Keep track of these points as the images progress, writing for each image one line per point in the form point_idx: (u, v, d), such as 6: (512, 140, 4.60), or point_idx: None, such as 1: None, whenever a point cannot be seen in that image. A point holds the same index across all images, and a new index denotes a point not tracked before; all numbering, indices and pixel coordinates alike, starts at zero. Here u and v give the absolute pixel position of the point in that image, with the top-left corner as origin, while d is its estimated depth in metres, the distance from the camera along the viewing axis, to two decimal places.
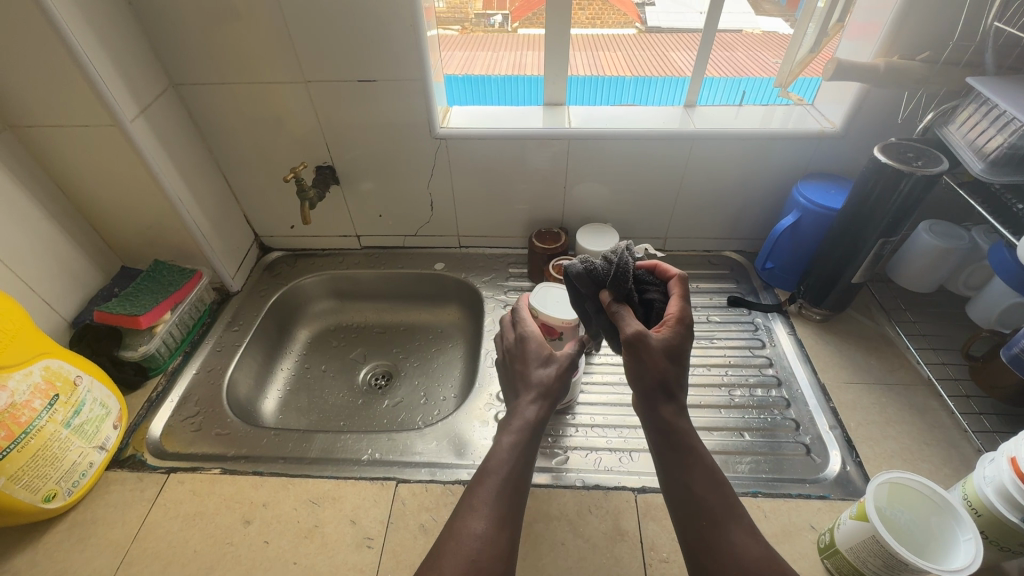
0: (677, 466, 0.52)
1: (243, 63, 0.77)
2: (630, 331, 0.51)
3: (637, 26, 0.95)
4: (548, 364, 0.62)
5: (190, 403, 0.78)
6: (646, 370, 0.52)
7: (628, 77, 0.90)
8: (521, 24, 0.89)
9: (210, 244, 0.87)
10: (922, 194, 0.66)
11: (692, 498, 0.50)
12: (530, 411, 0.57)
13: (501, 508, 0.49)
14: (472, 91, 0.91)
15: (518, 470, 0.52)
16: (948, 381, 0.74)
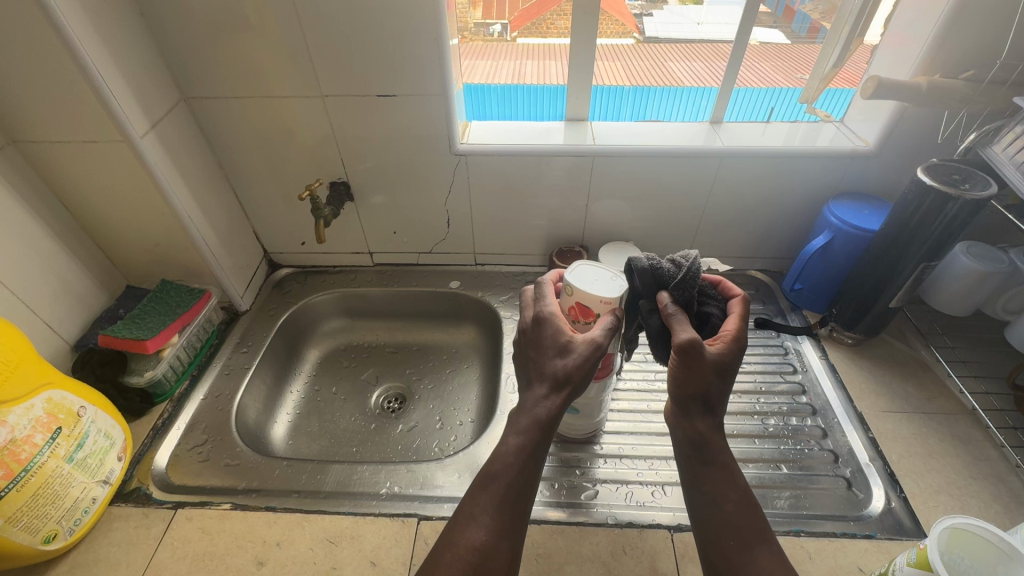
0: (709, 481, 0.53)
1: (259, 77, 0.74)
2: (685, 336, 0.49)
3: (635, 36, 0.85)
4: (566, 355, 0.52)
5: (197, 430, 0.74)
6: (691, 380, 0.51)
7: (628, 86, 0.86)
8: (521, 33, 0.84)
9: (219, 263, 0.84)
10: (969, 218, 0.64)
11: (721, 515, 0.51)
12: (541, 407, 0.52)
13: (502, 517, 0.49)
14: (474, 103, 0.88)
15: (524, 476, 0.51)
16: (993, 412, 0.71)
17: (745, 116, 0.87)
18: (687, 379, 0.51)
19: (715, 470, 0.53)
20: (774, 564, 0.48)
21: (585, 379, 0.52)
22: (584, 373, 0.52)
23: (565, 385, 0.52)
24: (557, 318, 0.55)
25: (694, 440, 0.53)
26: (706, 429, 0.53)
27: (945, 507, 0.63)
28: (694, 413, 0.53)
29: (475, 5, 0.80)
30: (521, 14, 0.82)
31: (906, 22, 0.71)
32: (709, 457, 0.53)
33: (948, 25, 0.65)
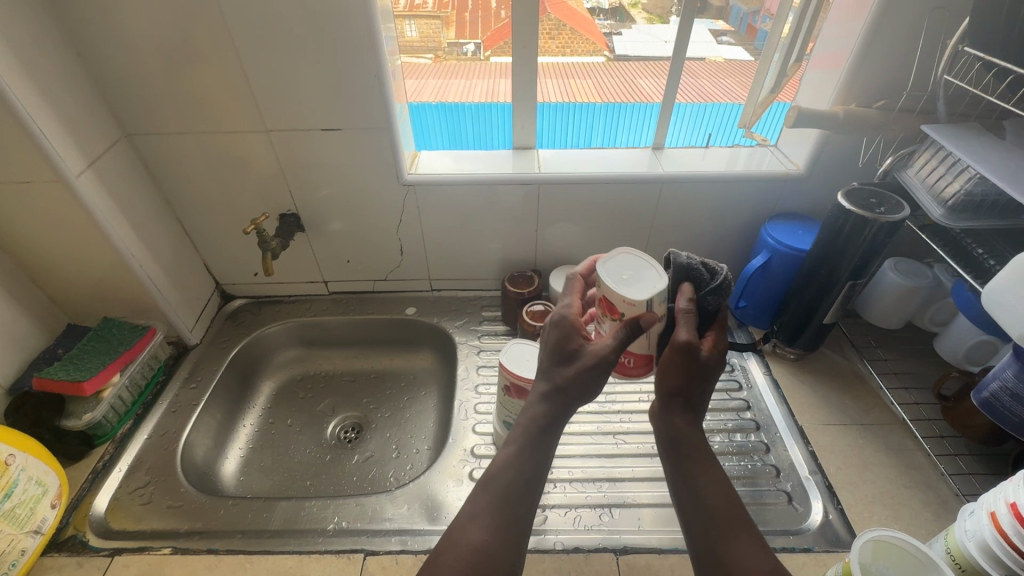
0: (692, 478, 0.53)
1: (203, 112, 0.74)
2: (683, 338, 0.49)
3: (605, 54, 0.87)
4: (570, 361, 0.53)
5: (140, 471, 0.73)
6: (675, 376, 0.52)
7: (598, 103, 0.86)
8: (494, 53, 0.82)
9: (166, 298, 0.83)
10: (887, 238, 0.68)
11: (703, 509, 0.51)
12: (536, 410, 0.54)
13: (503, 518, 0.48)
14: (448, 125, 0.89)
15: (527, 477, 0.51)
16: (922, 421, 0.74)
17: (687, 142, 0.90)
18: (672, 375, 0.52)
19: (694, 466, 0.53)
20: (754, 549, 0.47)
21: (583, 391, 0.53)
22: (585, 382, 0.52)
23: (565, 393, 0.52)
24: (570, 321, 0.55)
25: (673, 440, 0.54)
26: (684, 428, 0.54)
27: (879, 516, 0.65)
28: (674, 412, 0.54)
29: (448, 24, 0.81)
30: (493, 33, 0.79)
31: (834, 40, 0.73)
32: (688, 455, 0.54)
33: (858, 58, 0.69)
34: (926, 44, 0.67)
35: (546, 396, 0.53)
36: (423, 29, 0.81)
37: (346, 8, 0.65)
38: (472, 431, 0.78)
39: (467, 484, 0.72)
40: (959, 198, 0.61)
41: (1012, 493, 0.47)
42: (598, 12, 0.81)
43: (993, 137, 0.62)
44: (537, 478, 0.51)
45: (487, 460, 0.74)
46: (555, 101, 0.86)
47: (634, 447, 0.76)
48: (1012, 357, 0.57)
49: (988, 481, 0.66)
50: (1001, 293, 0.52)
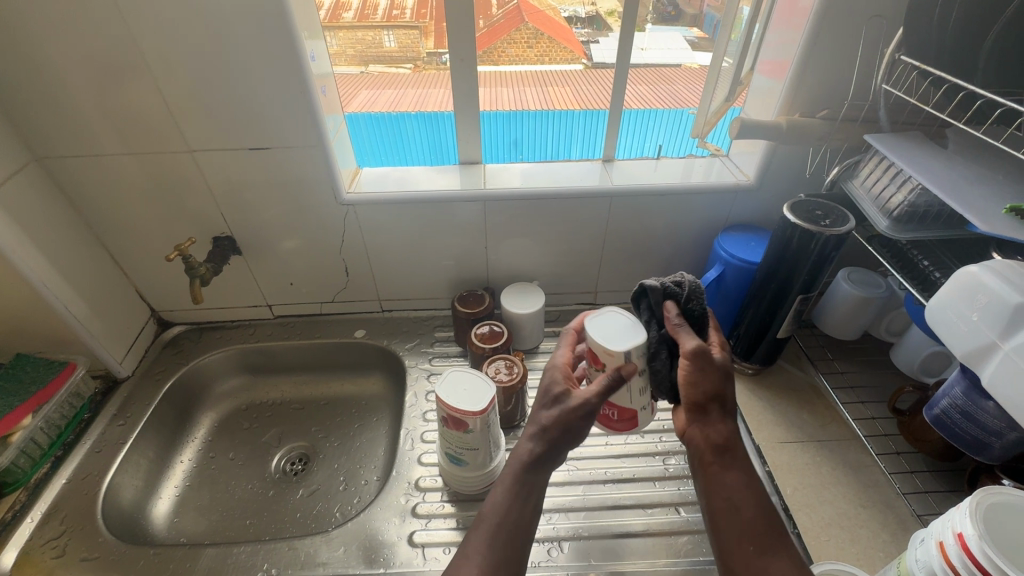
0: (722, 488, 0.50)
1: (122, 134, 0.70)
2: (692, 344, 0.50)
3: (583, 62, 0.81)
4: (556, 405, 0.53)
5: (55, 520, 0.67)
6: (705, 380, 0.51)
7: (577, 111, 0.84)
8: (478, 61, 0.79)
9: (90, 330, 0.78)
10: (834, 251, 0.66)
11: (738, 521, 0.48)
12: (523, 447, 0.53)
13: (496, 557, 0.47)
14: (429, 136, 0.85)
15: (524, 515, 0.50)
16: (876, 437, 0.72)
17: (638, 153, 0.88)
18: (700, 382, 0.51)
19: (731, 474, 0.50)
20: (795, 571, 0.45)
21: (569, 432, 0.52)
22: (569, 427, 0.52)
23: (550, 434, 0.52)
24: (559, 368, 0.55)
25: (718, 445, 0.51)
26: (727, 434, 0.51)
27: (836, 540, 0.63)
28: (712, 414, 0.51)
29: (425, 35, 0.78)
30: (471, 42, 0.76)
31: (775, 48, 0.73)
32: (729, 461, 0.51)
33: (799, 68, 0.68)
34: (864, 54, 0.67)
35: (534, 437, 0.53)
36: (400, 39, 0.80)
37: (266, 24, 0.62)
38: (418, 462, 0.74)
39: (412, 519, 0.68)
40: (903, 209, 0.59)
41: (958, 522, 0.45)
42: (575, 19, 0.79)
43: (934, 146, 0.61)
44: (527, 517, 0.50)
45: (432, 493, 0.71)
46: (535, 109, 0.83)
47: (587, 473, 0.72)
48: (960, 374, 0.55)
49: (945, 498, 0.64)
50: (943, 310, 0.51)
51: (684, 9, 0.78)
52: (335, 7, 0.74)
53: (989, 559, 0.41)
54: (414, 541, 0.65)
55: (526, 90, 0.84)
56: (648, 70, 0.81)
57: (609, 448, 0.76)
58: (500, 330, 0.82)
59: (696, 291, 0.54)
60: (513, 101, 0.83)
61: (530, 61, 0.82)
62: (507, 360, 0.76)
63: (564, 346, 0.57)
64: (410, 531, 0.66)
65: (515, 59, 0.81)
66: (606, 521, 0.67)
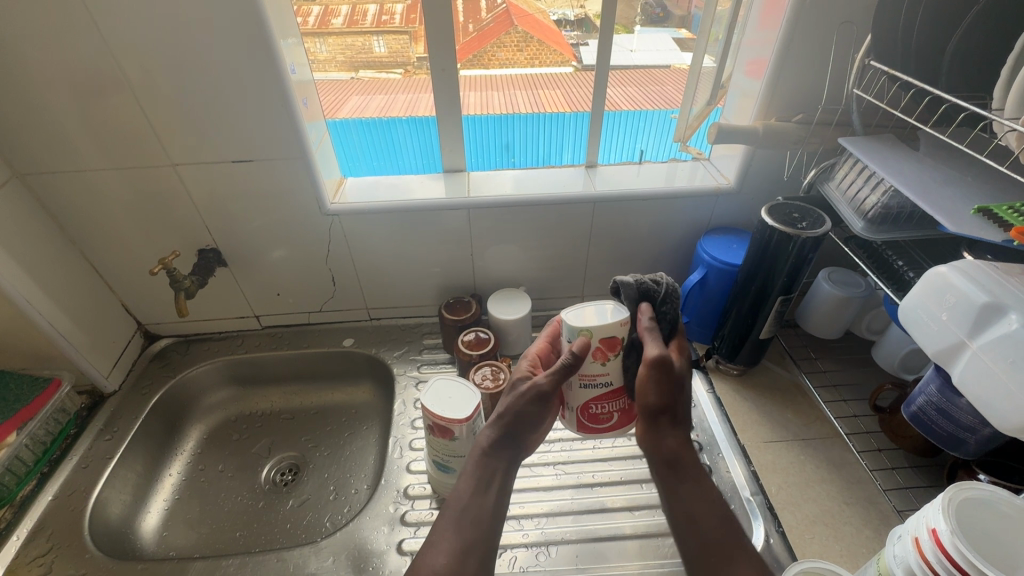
0: (681, 498, 0.51)
1: (103, 149, 0.70)
2: (654, 352, 0.49)
3: (574, 65, 0.82)
4: (513, 391, 0.55)
5: (41, 537, 0.67)
6: (656, 392, 0.50)
7: (568, 113, 0.84)
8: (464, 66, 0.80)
9: (74, 345, 0.78)
10: (812, 252, 0.67)
11: (698, 531, 0.49)
12: (485, 436, 0.54)
13: (461, 541, 0.49)
14: (419, 139, 0.86)
15: (488, 499, 0.51)
16: (858, 435, 0.72)
17: (620, 157, 0.90)
18: (653, 394, 0.50)
19: (689, 485, 0.51)
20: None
21: (523, 416, 0.53)
22: (519, 413, 0.53)
23: (505, 420, 0.53)
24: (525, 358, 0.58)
25: (668, 458, 0.51)
26: (677, 447, 0.51)
27: (820, 538, 0.64)
28: (664, 430, 0.51)
29: (414, 39, 0.77)
30: (462, 47, 0.77)
31: (756, 50, 0.73)
32: (682, 474, 0.51)
33: (774, 73, 0.70)
34: (836, 60, 0.68)
35: (493, 423, 0.54)
36: (392, 45, 0.80)
37: (246, 38, 0.63)
38: (407, 470, 0.75)
39: (401, 527, 0.68)
40: (876, 210, 0.61)
41: (933, 518, 0.45)
42: (565, 23, 0.79)
43: (906, 148, 0.62)
44: (490, 503, 0.51)
45: (421, 501, 0.71)
46: (526, 113, 0.84)
47: (575, 477, 0.73)
48: (934, 371, 0.56)
49: (925, 494, 0.65)
50: (914, 309, 0.52)
51: (672, 11, 0.80)
52: (324, 14, 0.75)
53: (962, 555, 0.42)
54: (403, 549, 0.66)
55: (517, 93, 0.85)
56: (639, 72, 0.84)
57: (597, 451, 0.76)
58: (486, 336, 0.83)
59: (671, 294, 0.55)
60: (505, 106, 0.84)
61: (521, 63, 0.84)
62: (494, 366, 0.77)
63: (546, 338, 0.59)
64: (398, 539, 0.67)
65: (507, 63, 0.83)
66: (594, 525, 0.67)
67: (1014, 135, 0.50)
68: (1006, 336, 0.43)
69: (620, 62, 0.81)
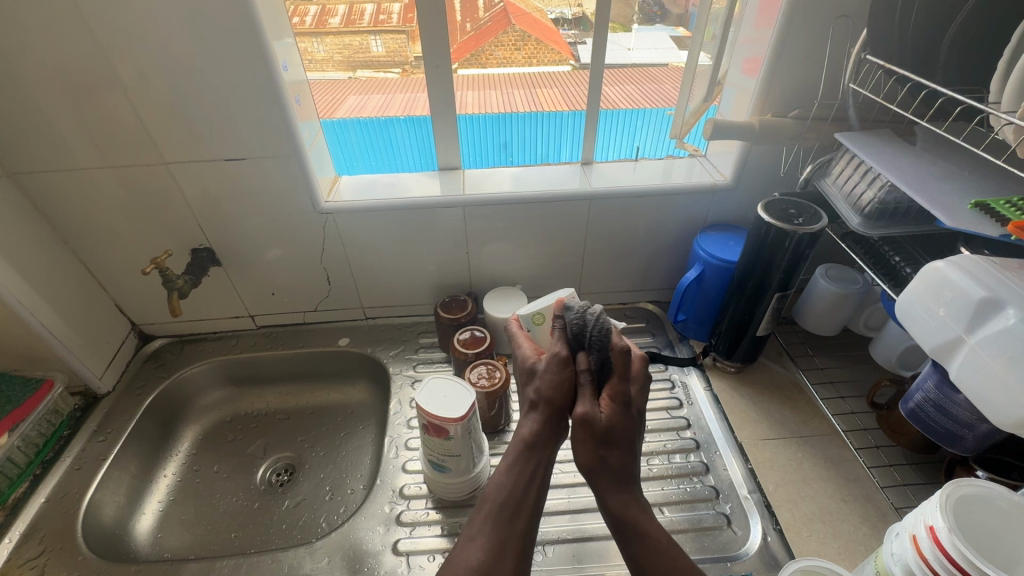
0: (637, 561, 0.48)
1: (94, 148, 0.70)
2: (579, 412, 0.50)
3: (571, 64, 0.81)
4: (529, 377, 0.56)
5: (34, 539, 0.67)
6: (584, 450, 0.50)
7: (566, 112, 0.84)
8: (461, 65, 0.79)
9: (67, 347, 0.77)
10: (809, 248, 0.67)
11: None
12: (526, 426, 0.53)
13: (500, 535, 0.47)
14: (417, 147, 0.86)
15: (527, 489, 0.50)
16: (856, 432, 0.72)
17: (615, 155, 0.89)
18: (580, 451, 0.50)
19: (641, 545, 0.48)
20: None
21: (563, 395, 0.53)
22: (560, 390, 0.53)
23: (547, 407, 0.53)
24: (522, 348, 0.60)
25: (619, 516, 0.49)
26: (619, 508, 0.50)
27: (818, 535, 0.63)
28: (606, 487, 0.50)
29: (411, 40, 0.75)
30: (459, 46, 0.76)
31: (750, 48, 0.72)
32: (630, 535, 0.49)
33: (771, 67, 0.69)
34: (832, 55, 0.68)
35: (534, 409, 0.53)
36: (389, 44, 0.79)
37: (237, 34, 0.62)
38: (403, 469, 0.74)
39: (396, 527, 0.67)
40: (874, 206, 0.60)
41: (930, 516, 0.45)
42: (563, 22, 0.78)
43: (903, 143, 0.62)
44: (535, 496, 0.50)
45: (417, 501, 0.70)
46: (524, 111, 0.84)
47: (571, 476, 0.72)
48: (931, 368, 0.56)
49: (923, 490, 0.65)
50: (911, 305, 0.51)
51: (670, 9, 0.79)
52: (321, 14, 0.75)
53: (960, 553, 0.42)
54: (399, 549, 0.65)
55: (514, 92, 0.85)
56: (635, 70, 0.83)
57: None
58: (482, 334, 0.82)
59: (601, 330, 0.54)
60: (502, 104, 0.84)
61: (518, 62, 0.84)
62: (490, 364, 0.77)
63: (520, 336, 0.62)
64: (394, 540, 0.66)
65: (504, 62, 0.83)
66: (590, 524, 0.67)
67: (1010, 128, 0.49)
68: (1004, 332, 0.43)
69: (614, 61, 0.80)
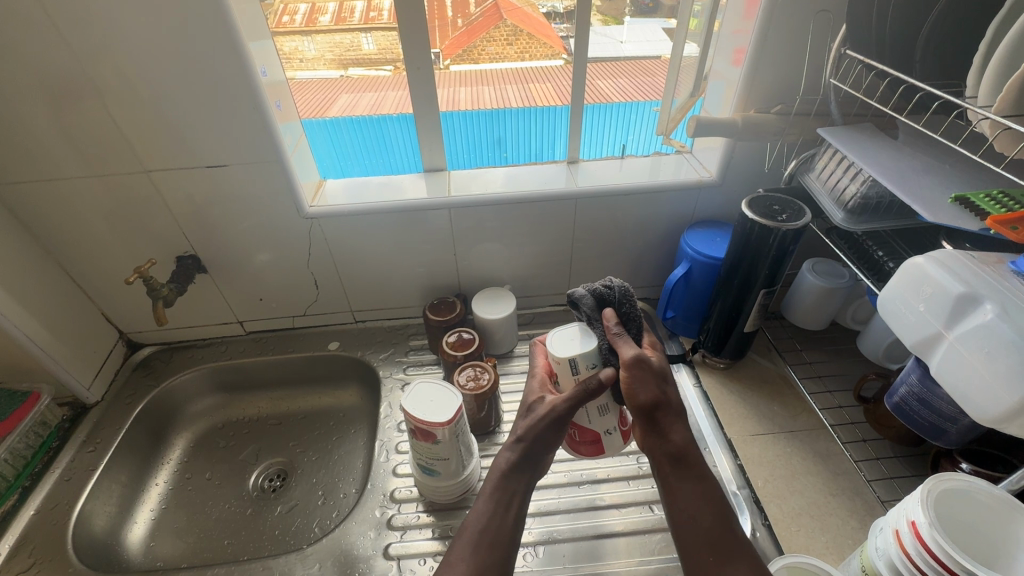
0: (682, 497, 0.49)
1: (75, 156, 0.69)
2: (630, 354, 0.50)
3: (563, 58, 0.79)
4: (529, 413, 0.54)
5: (23, 552, 0.67)
6: (645, 389, 0.50)
7: (558, 107, 0.83)
8: (454, 61, 0.80)
9: (54, 358, 0.77)
10: (793, 244, 0.67)
11: (694, 531, 0.47)
12: (501, 458, 0.54)
13: (478, 563, 0.47)
14: (410, 141, 0.85)
15: (509, 525, 0.50)
16: (843, 426, 0.72)
17: (601, 153, 0.89)
18: (640, 393, 0.50)
19: (688, 483, 0.49)
20: None
21: (541, 438, 0.53)
22: (540, 435, 0.53)
23: (525, 442, 0.53)
24: (534, 379, 0.57)
25: (674, 454, 0.50)
26: (683, 442, 0.50)
27: (806, 530, 0.64)
28: (665, 427, 0.50)
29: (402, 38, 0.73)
30: (451, 42, 0.77)
31: (735, 40, 0.72)
32: (684, 471, 0.50)
33: (755, 61, 0.69)
34: (813, 50, 0.68)
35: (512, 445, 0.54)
36: (380, 42, 0.76)
37: (214, 40, 0.62)
38: (393, 473, 0.74)
39: (387, 532, 0.68)
40: (857, 200, 0.60)
41: (912, 511, 0.45)
42: (554, 17, 0.76)
43: (884, 137, 0.62)
44: (511, 526, 0.50)
45: (408, 504, 0.71)
46: (517, 107, 0.83)
47: (562, 476, 0.73)
48: (915, 362, 0.56)
49: (909, 483, 0.65)
50: (893, 302, 0.51)
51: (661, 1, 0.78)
52: (311, 12, 0.75)
53: (942, 548, 0.42)
54: (390, 553, 0.65)
55: (507, 89, 0.85)
56: (628, 63, 0.84)
57: None
58: (470, 336, 0.82)
59: (626, 294, 0.55)
60: (497, 101, 0.83)
61: (512, 57, 0.83)
62: (479, 366, 0.76)
63: (540, 358, 0.58)
64: (385, 544, 0.66)
65: (496, 57, 0.83)
66: (580, 524, 0.67)
67: (988, 123, 0.49)
68: (981, 327, 0.43)
69: (608, 53, 0.80)
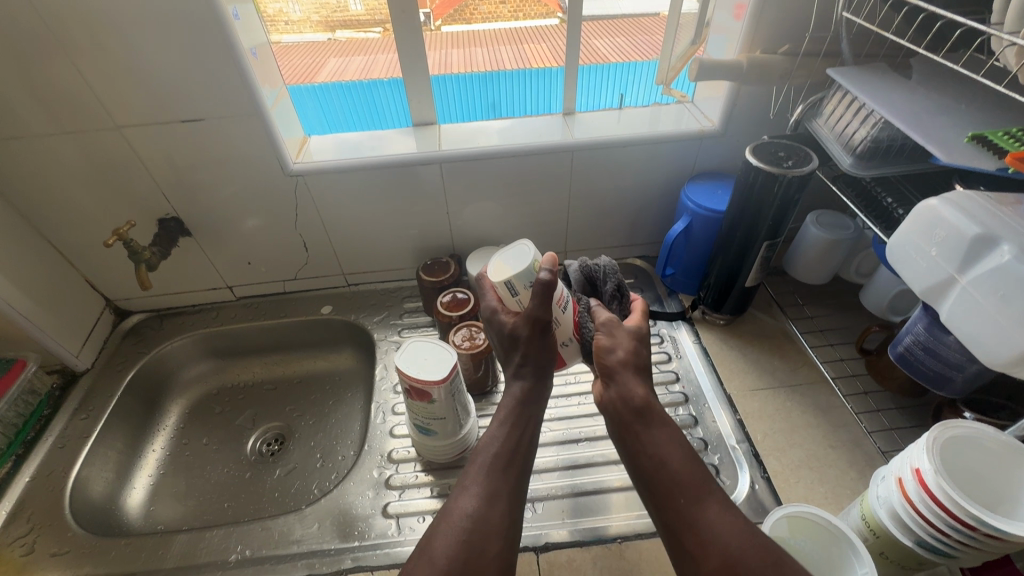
0: (648, 442, 0.47)
1: (39, 111, 0.65)
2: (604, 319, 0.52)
3: (559, 15, 0.77)
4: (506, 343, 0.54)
5: (21, 518, 0.66)
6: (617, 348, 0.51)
7: (554, 69, 0.80)
8: (445, 21, 0.78)
9: (39, 325, 0.75)
10: (798, 193, 0.64)
11: (666, 472, 0.45)
12: (515, 387, 0.54)
13: (494, 483, 0.47)
14: (400, 101, 0.81)
15: (526, 442, 0.51)
16: (844, 379, 0.72)
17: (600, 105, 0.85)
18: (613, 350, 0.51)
19: (655, 433, 0.47)
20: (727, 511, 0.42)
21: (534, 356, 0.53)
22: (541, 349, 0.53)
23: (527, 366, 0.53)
24: (499, 311, 0.54)
25: (635, 406, 0.48)
26: (646, 395, 0.49)
27: (806, 481, 0.63)
28: (624, 381, 0.50)
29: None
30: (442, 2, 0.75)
31: None
32: (650, 421, 0.48)
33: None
34: None
35: (518, 375, 0.54)
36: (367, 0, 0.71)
37: None
38: (390, 435, 0.74)
39: (386, 491, 0.67)
40: (866, 144, 0.58)
41: (916, 458, 0.45)
42: None
43: (898, 77, 0.59)
44: (525, 448, 0.50)
45: (405, 464, 0.70)
46: (511, 69, 0.80)
47: (561, 434, 0.72)
48: (922, 310, 0.55)
49: (909, 434, 0.65)
50: (903, 247, 0.49)
51: None
52: None
53: (946, 493, 0.42)
54: (389, 512, 0.65)
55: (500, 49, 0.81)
56: (625, 21, 0.81)
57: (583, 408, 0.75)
58: (465, 297, 0.80)
59: (610, 269, 0.56)
60: (489, 61, 0.80)
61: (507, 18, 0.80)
62: (475, 326, 0.75)
63: (489, 290, 0.56)
64: (384, 503, 0.66)
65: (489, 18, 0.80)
66: (580, 479, 0.67)
67: (1013, 50, 0.46)
68: (997, 270, 0.41)
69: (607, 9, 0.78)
